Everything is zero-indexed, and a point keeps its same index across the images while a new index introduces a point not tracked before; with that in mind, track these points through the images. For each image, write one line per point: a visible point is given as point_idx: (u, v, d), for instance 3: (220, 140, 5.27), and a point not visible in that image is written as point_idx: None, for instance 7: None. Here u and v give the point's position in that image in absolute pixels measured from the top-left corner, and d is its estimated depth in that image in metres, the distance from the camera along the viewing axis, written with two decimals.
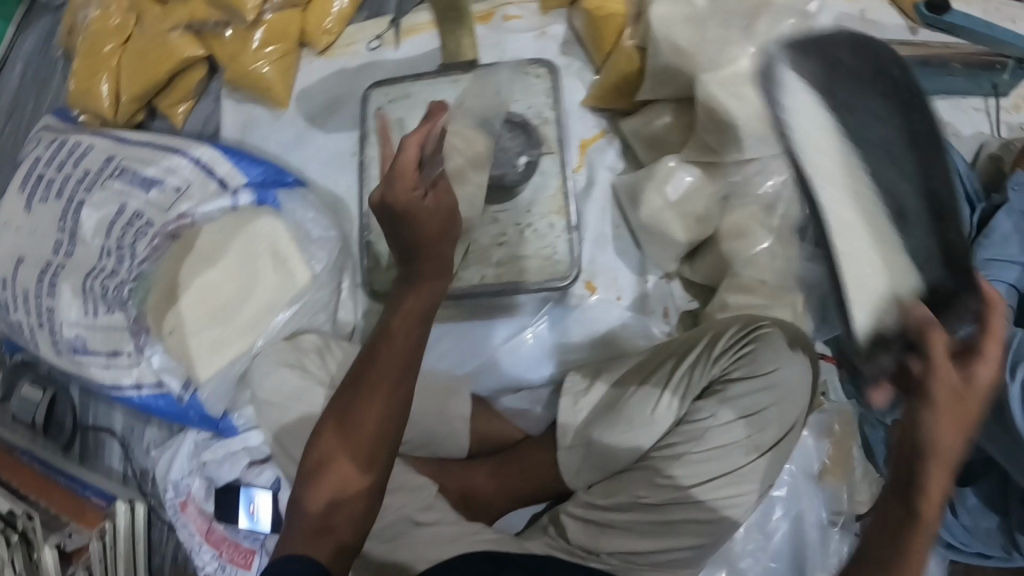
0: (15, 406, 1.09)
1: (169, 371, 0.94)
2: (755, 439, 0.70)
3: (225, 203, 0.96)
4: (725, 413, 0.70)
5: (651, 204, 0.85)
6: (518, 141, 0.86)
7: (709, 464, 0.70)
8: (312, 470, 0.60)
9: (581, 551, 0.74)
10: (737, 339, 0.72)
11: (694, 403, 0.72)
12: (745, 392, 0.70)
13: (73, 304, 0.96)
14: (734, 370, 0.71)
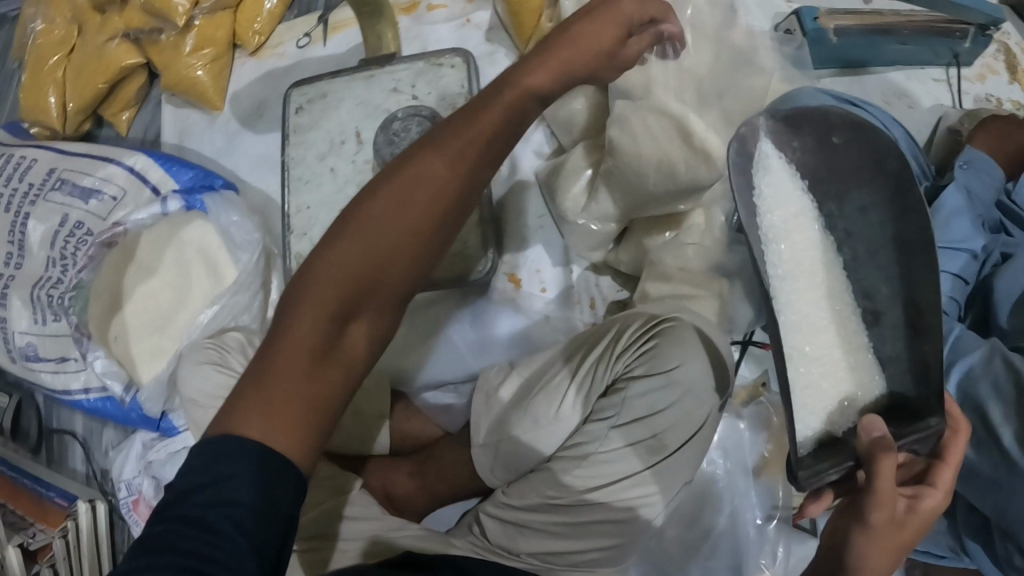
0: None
1: (111, 376, 0.95)
2: (660, 439, 0.68)
3: (156, 211, 0.97)
4: (628, 412, 0.68)
5: (568, 192, 0.83)
6: (422, 134, 0.82)
7: (614, 464, 0.69)
8: (291, 302, 0.48)
9: (500, 550, 0.72)
10: (639, 334, 0.71)
11: (597, 401, 0.71)
12: (646, 389, 0.68)
13: (24, 313, 0.99)
14: (638, 366, 0.69)
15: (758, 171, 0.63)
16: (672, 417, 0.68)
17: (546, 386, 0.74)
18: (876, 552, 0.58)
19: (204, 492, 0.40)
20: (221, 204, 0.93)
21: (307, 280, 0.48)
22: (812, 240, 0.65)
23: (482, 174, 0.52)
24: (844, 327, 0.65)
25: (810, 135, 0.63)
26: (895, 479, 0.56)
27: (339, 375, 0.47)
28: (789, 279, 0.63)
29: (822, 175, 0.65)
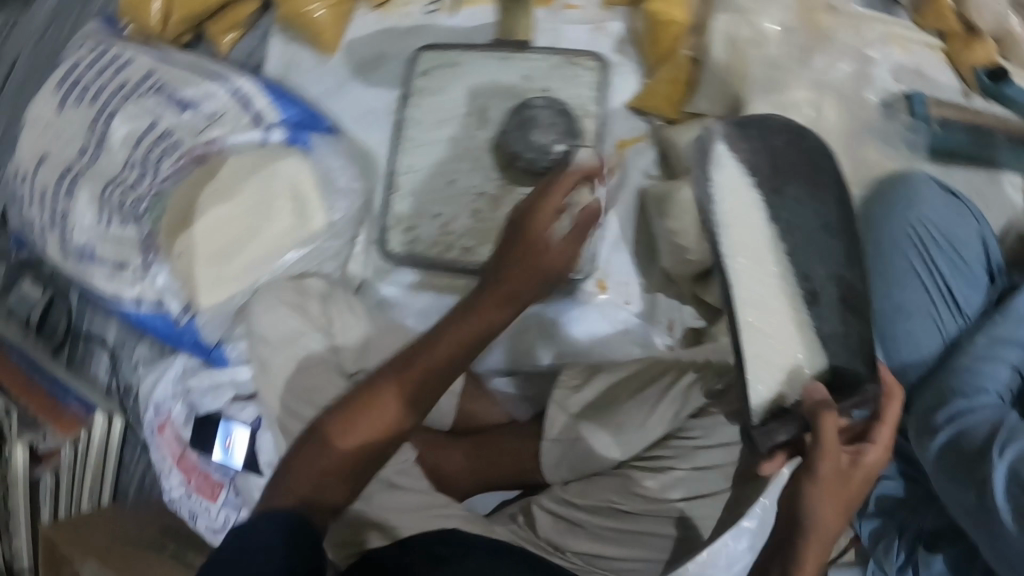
0: (12, 301, 1.09)
1: (171, 294, 0.92)
2: (736, 467, 0.71)
3: (254, 138, 0.95)
4: (715, 437, 0.71)
5: (677, 215, 0.84)
6: (553, 127, 0.81)
7: (687, 482, 0.72)
8: (342, 407, 0.63)
9: (547, 544, 0.75)
10: (738, 368, 0.74)
11: (684, 420, 0.73)
12: (735, 421, 0.71)
13: (90, 210, 0.96)
14: (730, 396, 0.72)
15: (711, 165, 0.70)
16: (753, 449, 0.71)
17: (639, 396, 0.76)
18: (828, 511, 0.63)
19: (236, 542, 0.54)
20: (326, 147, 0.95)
21: (400, 358, 0.63)
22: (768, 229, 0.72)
23: (480, 344, 0.63)
24: (797, 307, 0.72)
25: (754, 135, 0.73)
26: (831, 433, 0.62)
27: (374, 448, 0.62)
28: (745, 269, 0.70)
29: (771, 172, 0.73)
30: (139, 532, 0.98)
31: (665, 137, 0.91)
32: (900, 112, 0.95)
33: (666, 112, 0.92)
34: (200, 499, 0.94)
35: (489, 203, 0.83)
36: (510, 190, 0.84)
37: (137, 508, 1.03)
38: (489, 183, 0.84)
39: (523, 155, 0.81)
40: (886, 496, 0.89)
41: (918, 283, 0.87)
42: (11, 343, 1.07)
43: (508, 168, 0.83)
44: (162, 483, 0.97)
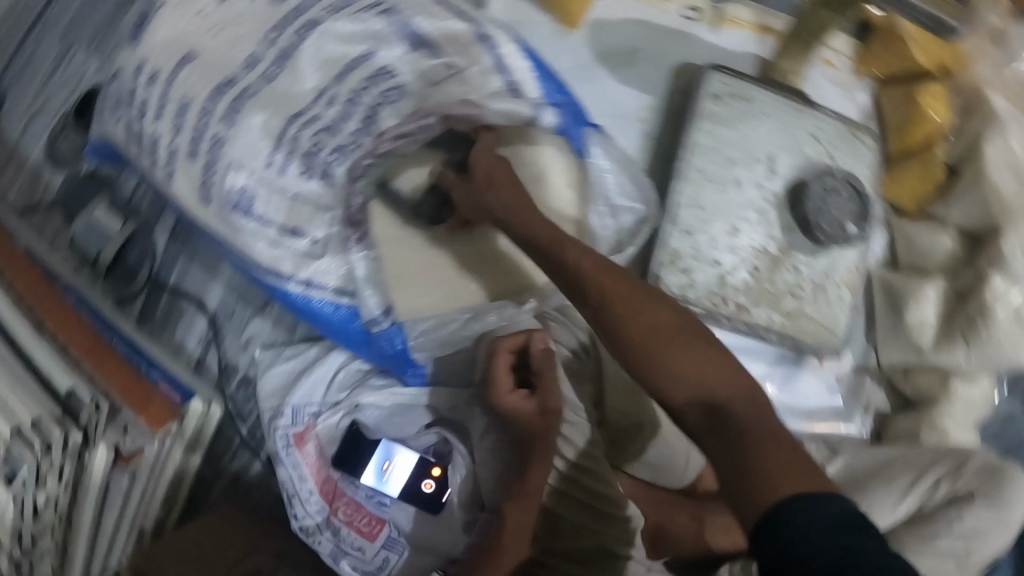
0: (78, 228, 0.83)
1: (370, 288, 0.73)
2: (967, 557, 0.74)
3: (519, 113, 0.73)
4: (960, 527, 0.74)
5: (918, 307, 0.86)
6: (849, 208, 0.78)
7: (932, 568, 0.73)
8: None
9: None
10: (984, 471, 0.78)
11: (930, 507, 0.77)
12: (982, 517, 0.75)
13: (255, 144, 0.73)
14: (979, 493, 0.76)
15: (704, 137, 0.78)
16: (989, 544, 0.75)
17: (883, 481, 0.80)
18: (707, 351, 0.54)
19: None
20: (602, 147, 0.75)
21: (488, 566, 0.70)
22: (782, 205, 0.79)
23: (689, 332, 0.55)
24: (787, 251, 0.79)
25: (728, 108, 0.80)
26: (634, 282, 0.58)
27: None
28: (775, 184, 0.80)
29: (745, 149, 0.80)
30: (252, 549, 0.79)
31: (898, 228, 0.92)
32: None
33: (904, 204, 0.92)
34: (354, 534, 0.78)
35: (767, 263, 0.78)
36: (787, 254, 0.79)
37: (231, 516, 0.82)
38: (770, 243, 0.78)
39: (819, 224, 0.77)
40: None
41: None
42: (69, 282, 0.81)
43: (790, 229, 0.79)
44: (291, 507, 0.77)
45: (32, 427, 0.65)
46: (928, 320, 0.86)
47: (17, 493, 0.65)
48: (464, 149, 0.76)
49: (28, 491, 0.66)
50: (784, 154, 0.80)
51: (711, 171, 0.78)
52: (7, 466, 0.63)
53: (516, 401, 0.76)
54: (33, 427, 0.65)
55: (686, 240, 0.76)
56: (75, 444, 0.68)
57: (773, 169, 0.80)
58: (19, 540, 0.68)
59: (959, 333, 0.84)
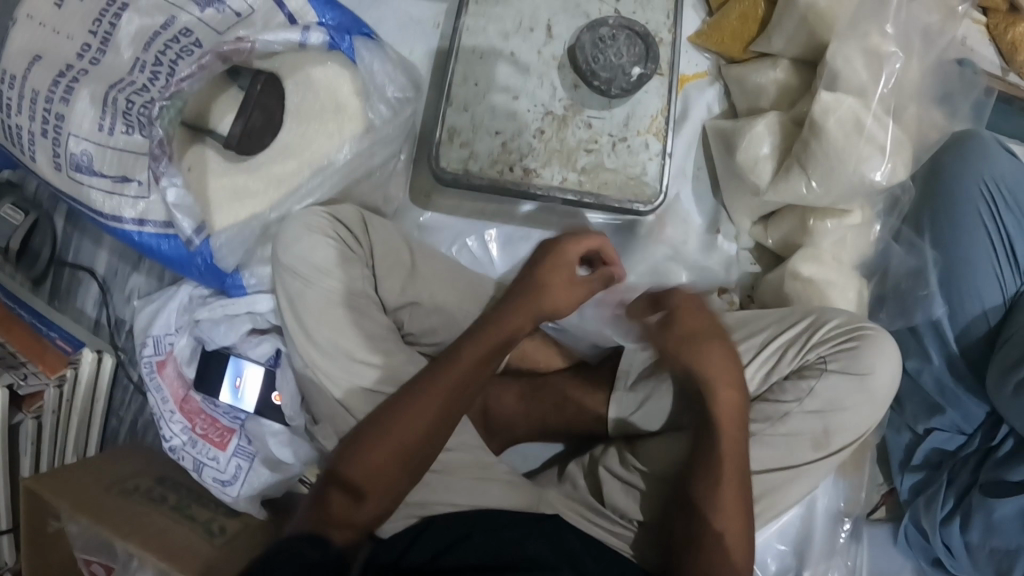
0: None
1: (183, 210, 0.80)
2: (827, 435, 0.69)
3: (291, 39, 0.82)
4: (810, 402, 0.68)
5: (751, 145, 0.79)
6: (630, 49, 0.77)
7: (787, 448, 0.68)
8: (356, 466, 0.65)
9: (616, 514, 0.72)
10: (838, 332, 0.70)
11: (776, 380, 0.70)
12: (833, 386, 0.68)
13: (89, 114, 0.84)
14: (832, 361, 0.69)
15: (472, 19, 0.80)
16: (844, 416, 0.68)
17: None
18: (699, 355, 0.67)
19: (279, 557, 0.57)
20: (370, 50, 0.82)
21: (373, 448, 0.66)
22: (557, 66, 0.79)
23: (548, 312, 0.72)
24: (574, 107, 0.78)
25: None
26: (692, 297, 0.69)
27: (397, 472, 0.66)
28: (551, 49, 0.79)
29: (518, 21, 0.80)
30: (133, 479, 0.87)
31: (728, 75, 0.87)
32: (951, 75, 0.82)
33: (730, 50, 0.87)
34: (207, 446, 0.83)
35: (554, 124, 0.77)
36: (575, 112, 0.78)
37: (130, 452, 0.93)
38: (554, 105, 0.78)
39: (598, 72, 0.76)
40: (936, 451, 0.81)
41: (977, 237, 0.79)
42: None
43: (575, 89, 0.78)
44: (159, 428, 0.85)
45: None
46: (764, 159, 0.79)
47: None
48: (253, 81, 0.84)
49: None
50: (559, 20, 0.80)
51: (481, 50, 0.79)
52: None
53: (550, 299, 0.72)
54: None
55: (462, 118, 0.77)
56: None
57: (547, 35, 0.80)
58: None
59: (796, 162, 0.76)
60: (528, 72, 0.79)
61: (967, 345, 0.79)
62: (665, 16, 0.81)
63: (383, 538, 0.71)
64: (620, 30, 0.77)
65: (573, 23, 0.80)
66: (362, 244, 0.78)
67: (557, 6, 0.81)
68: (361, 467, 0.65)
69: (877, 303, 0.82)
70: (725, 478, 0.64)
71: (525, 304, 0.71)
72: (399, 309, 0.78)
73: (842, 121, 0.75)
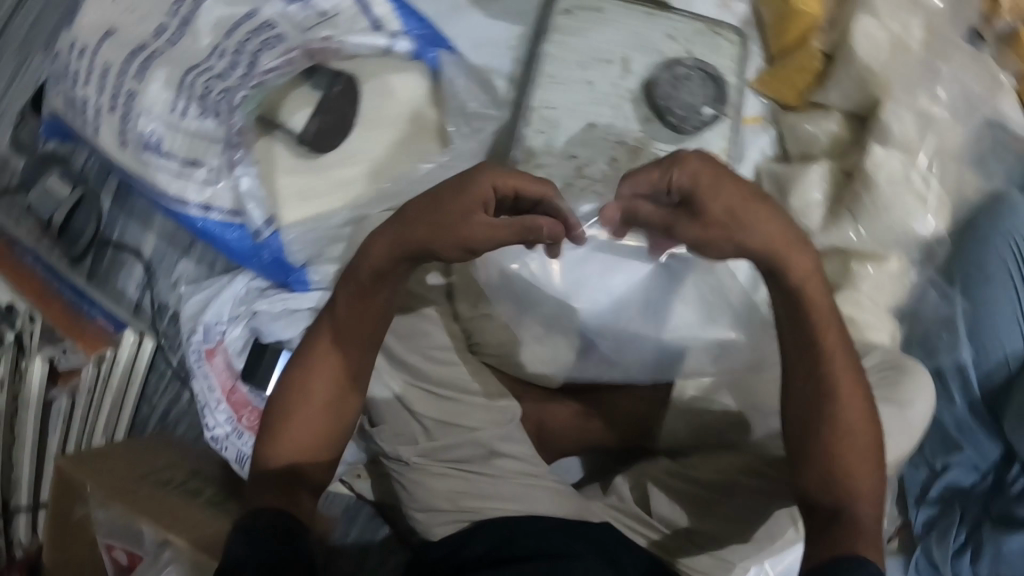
0: (35, 196, 0.96)
1: (253, 201, 0.81)
2: None
3: (376, 44, 0.85)
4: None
5: (804, 189, 0.84)
6: (703, 92, 0.82)
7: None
8: (278, 428, 0.65)
9: (664, 524, 0.75)
10: (880, 365, 0.77)
11: None
12: (876, 414, 0.73)
13: (162, 96, 0.84)
14: (875, 390, 0.74)
15: (552, 46, 0.84)
16: (885, 444, 0.72)
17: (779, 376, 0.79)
18: (739, 212, 0.57)
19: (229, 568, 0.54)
20: (455, 64, 0.85)
21: (293, 416, 0.65)
22: (630, 98, 0.83)
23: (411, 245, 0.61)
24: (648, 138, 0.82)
25: (581, 18, 0.86)
26: (702, 153, 0.58)
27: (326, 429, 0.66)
28: (628, 82, 0.83)
29: (596, 53, 0.84)
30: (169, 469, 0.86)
31: (782, 122, 0.92)
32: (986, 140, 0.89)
33: (786, 99, 0.92)
34: (254, 439, 0.83)
35: (629, 154, 0.81)
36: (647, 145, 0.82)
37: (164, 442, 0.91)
38: (627, 135, 0.82)
39: (670, 112, 0.81)
40: (952, 488, 0.86)
41: (1001, 288, 0.85)
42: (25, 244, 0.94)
43: (649, 121, 0.82)
44: (204, 417, 0.85)
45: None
46: (815, 203, 0.84)
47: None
48: (333, 79, 0.86)
49: None
50: (637, 55, 0.85)
51: (559, 75, 0.83)
52: None
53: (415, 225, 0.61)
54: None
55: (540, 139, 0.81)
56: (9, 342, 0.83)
57: (624, 69, 0.84)
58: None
59: (846, 210, 0.82)
60: (603, 101, 0.83)
61: (988, 390, 0.85)
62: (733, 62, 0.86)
63: (433, 540, 0.74)
64: (693, 74, 0.82)
65: (648, 59, 0.85)
66: None
67: (634, 42, 0.85)
68: (281, 449, 0.65)
69: (907, 346, 0.88)
70: (852, 427, 0.63)
71: (387, 237, 0.63)
72: (469, 320, 0.81)
73: (887, 175, 0.81)
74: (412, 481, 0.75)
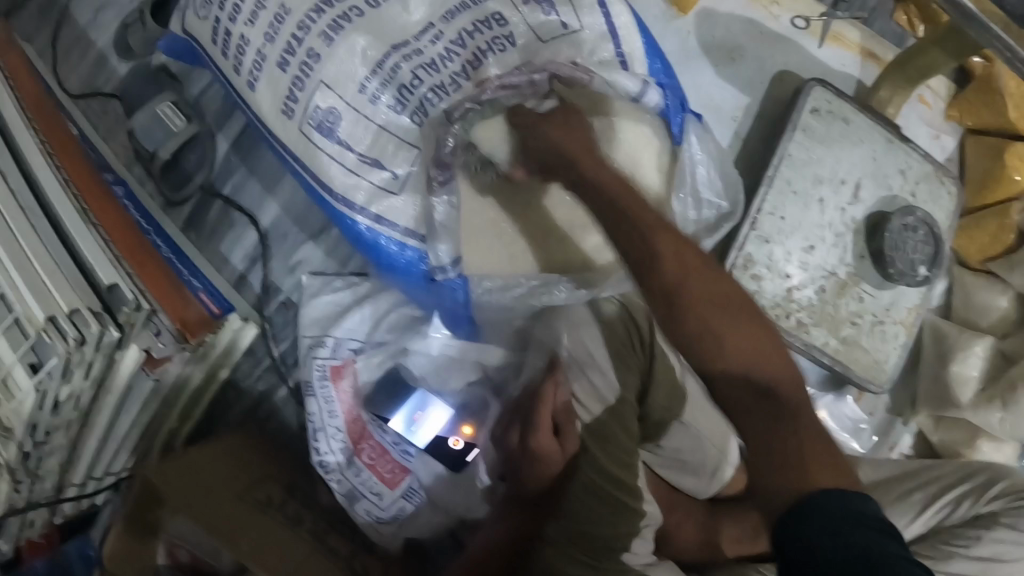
0: (139, 119, 0.84)
1: (445, 233, 0.70)
2: None
3: (625, 88, 0.72)
4: (977, 549, 0.71)
5: (964, 363, 0.86)
6: (923, 248, 0.79)
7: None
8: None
9: None
10: (1007, 492, 0.75)
11: (950, 527, 0.75)
12: (999, 540, 0.71)
13: (352, 69, 0.69)
14: (1001, 515, 0.73)
15: (785, 154, 0.79)
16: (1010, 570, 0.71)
17: (904, 496, 0.78)
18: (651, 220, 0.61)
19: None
20: (698, 135, 0.76)
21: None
22: (847, 231, 0.80)
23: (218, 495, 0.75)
24: (855, 277, 0.80)
25: (823, 126, 0.80)
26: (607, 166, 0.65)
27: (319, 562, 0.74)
28: (851, 214, 0.80)
29: (826, 172, 0.80)
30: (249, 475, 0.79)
31: (960, 281, 0.92)
32: None
33: (969, 257, 0.92)
34: (375, 479, 0.78)
35: (835, 289, 0.79)
36: (854, 284, 0.80)
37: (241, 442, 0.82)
38: (839, 268, 0.80)
39: (892, 261, 0.78)
40: None
41: None
42: (120, 174, 0.86)
43: (863, 259, 0.80)
44: (314, 440, 0.76)
45: (68, 317, 0.61)
46: (968, 376, 0.86)
47: (43, 383, 0.61)
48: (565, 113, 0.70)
49: (52, 385, 0.62)
50: (868, 186, 0.81)
51: (785, 186, 0.79)
52: (33, 354, 0.60)
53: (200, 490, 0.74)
54: (69, 318, 0.60)
55: (759, 249, 0.78)
56: (110, 341, 0.63)
57: (851, 198, 0.80)
58: (31, 433, 0.65)
59: (998, 396, 0.84)
60: (820, 226, 0.79)
61: None
62: (945, 215, 0.85)
63: None
64: (922, 229, 0.79)
65: (876, 193, 0.81)
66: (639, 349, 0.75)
67: (869, 170, 0.81)
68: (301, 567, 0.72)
69: None
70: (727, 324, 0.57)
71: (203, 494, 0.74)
72: (651, 420, 0.78)
73: None
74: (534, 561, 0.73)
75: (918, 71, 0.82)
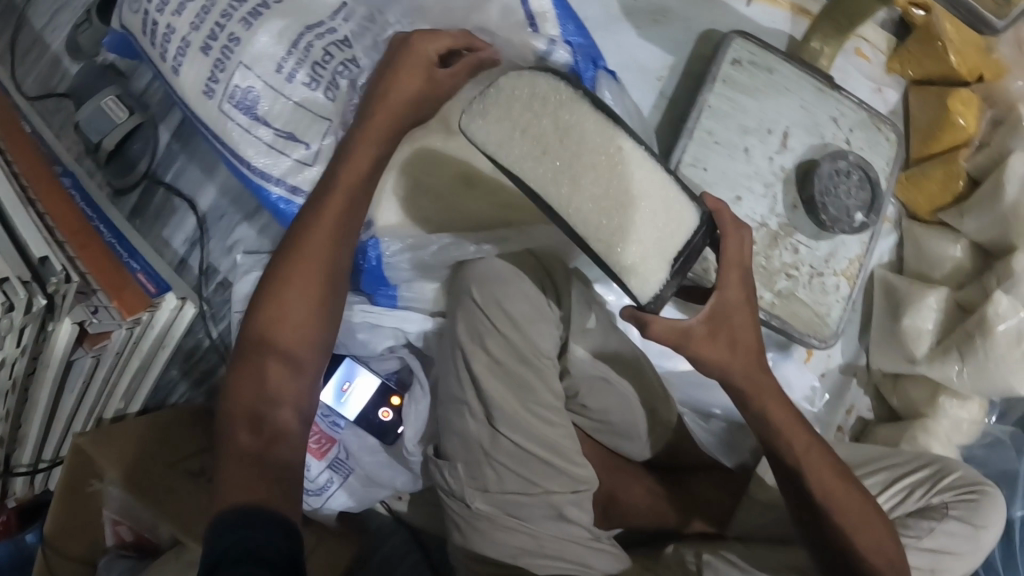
0: (84, 113, 0.87)
1: None
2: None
3: (532, 47, 0.70)
4: (927, 540, 0.66)
5: (916, 315, 0.83)
6: (859, 195, 0.76)
7: None
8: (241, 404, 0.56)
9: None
10: (960, 484, 0.69)
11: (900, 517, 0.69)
12: (947, 534, 0.66)
13: (269, 49, 0.72)
14: (952, 508, 0.68)
15: (706, 109, 0.78)
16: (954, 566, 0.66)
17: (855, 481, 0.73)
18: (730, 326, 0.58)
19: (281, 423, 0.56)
20: (611, 91, 0.75)
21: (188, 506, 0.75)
22: (772, 181, 0.78)
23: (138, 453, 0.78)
24: (785, 227, 0.78)
25: (746, 79, 0.79)
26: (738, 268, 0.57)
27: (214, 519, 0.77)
28: (778, 163, 0.79)
29: (751, 125, 0.79)
30: (178, 438, 0.81)
31: (908, 232, 0.90)
32: None
33: (919, 208, 0.89)
34: None
35: (766, 240, 0.78)
36: (785, 235, 0.78)
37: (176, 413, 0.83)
38: (768, 219, 0.78)
39: (826, 211, 0.75)
40: None
41: None
42: (69, 166, 0.89)
43: (795, 209, 0.78)
44: None
45: None
46: (922, 330, 0.82)
47: None
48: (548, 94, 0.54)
49: None
50: (796, 134, 0.79)
51: (712, 139, 0.78)
52: None
53: (126, 447, 0.77)
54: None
55: None
56: (39, 310, 0.66)
57: (776, 150, 0.79)
58: None
59: (954, 347, 0.79)
60: (749, 178, 0.78)
61: None
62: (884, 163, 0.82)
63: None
64: (856, 174, 0.76)
65: (804, 142, 0.79)
66: (562, 307, 0.74)
67: (796, 120, 0.79)
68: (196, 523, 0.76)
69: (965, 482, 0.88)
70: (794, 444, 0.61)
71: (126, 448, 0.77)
72: (580, 379, 0.74)
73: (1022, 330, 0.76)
74: (469, 525, 0.72)
75: (849, 16, 0.79)
